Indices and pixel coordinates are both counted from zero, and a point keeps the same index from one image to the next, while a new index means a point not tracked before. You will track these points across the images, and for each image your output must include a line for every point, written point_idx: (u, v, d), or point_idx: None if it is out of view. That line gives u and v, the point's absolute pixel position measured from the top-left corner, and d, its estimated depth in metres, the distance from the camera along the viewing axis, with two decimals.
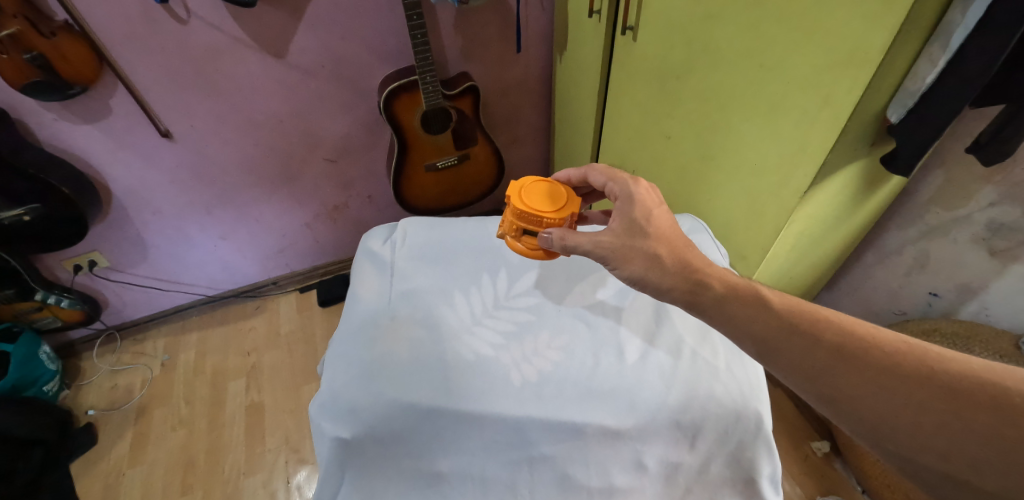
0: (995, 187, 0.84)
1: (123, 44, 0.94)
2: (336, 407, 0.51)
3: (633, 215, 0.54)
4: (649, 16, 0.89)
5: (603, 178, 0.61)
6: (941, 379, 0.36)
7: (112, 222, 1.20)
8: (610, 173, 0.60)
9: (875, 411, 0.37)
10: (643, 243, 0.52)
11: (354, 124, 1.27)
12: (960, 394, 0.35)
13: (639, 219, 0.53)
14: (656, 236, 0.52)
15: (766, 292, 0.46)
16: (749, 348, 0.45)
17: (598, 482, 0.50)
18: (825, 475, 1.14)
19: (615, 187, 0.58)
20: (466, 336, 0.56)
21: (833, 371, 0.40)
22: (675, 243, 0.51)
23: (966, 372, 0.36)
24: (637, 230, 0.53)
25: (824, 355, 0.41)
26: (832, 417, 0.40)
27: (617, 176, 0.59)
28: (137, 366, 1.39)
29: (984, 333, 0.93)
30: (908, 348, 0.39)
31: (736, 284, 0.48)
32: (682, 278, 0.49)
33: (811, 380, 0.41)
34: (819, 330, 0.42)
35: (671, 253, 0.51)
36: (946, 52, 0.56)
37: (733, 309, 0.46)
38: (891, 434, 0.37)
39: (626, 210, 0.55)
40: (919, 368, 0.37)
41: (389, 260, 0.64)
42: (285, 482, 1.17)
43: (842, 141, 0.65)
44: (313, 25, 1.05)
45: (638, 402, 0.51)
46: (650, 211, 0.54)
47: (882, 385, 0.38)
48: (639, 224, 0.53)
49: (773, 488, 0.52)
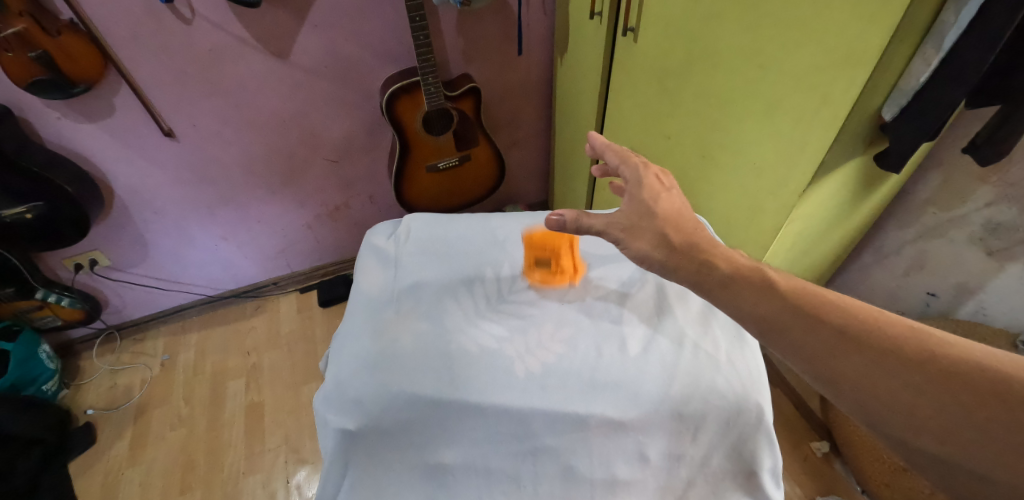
0: (991, 187, 0.86)
1: (127, 43, 0.95)
2: (340, 399, 0.51)
3: (643, 199, 0.55)
4: (650, 18, 0.90)
5: (615, 158, 0.61)
6: (946, 363, 0.35)
7: (114, 221, 1.20)
8: (623, 156, 0.60)
9: (875, 394, 0.36)
10: (653, 226, 0.53)
11: (356, 125, 1.28)
12: (966, 380, 0.34)
13: (648, 201, 0.54)
14: (665, 218, 0.53)
15: (772, 273, 0.45)
16: (751, 330, 0.44)
17: (600, 473, 0.50)
18: (824, 475, 1.15)
19: (627, 170, 0.59)
20: (470, 329, 0.57)
21: (833, 354, 0.39)
22: (683, 226, 0.52)
23: (972, 357, 0.34)
24: (648, 213, 0.54)
25: (825, 337, 0.39)
26: (832, 400, 0.39)
27: (629, 159, 0.59)
28: (137, 365, 1.39)
29: (982, 332, 0.94)
30: (915, 333, 0.37)
31: (741, 265, 0.47)
32: (687, 257, 0.50)
33: (813, 362, 0.40)
34: (822, 312, 0.41)
35: (678, 233, 0.51)
36: (940, 51, 0.57)
37: (735, 291, 0.46)
38: (890, 421, 0.36)
39: (635, 192, 0.55)
40: (924, 353, 0.36)
41: (393, 255, 0.65)
42: (285, 482, 1.17)
43: (839, 140, 0.66)
44: (316, 25, 1.06)
45: (640, 394, 0.51)
46: (659, 195, 0.54)
47: (883, 369, 0.36)
48: (648, 208, 0.54)
49: (774, 481, 0.53)
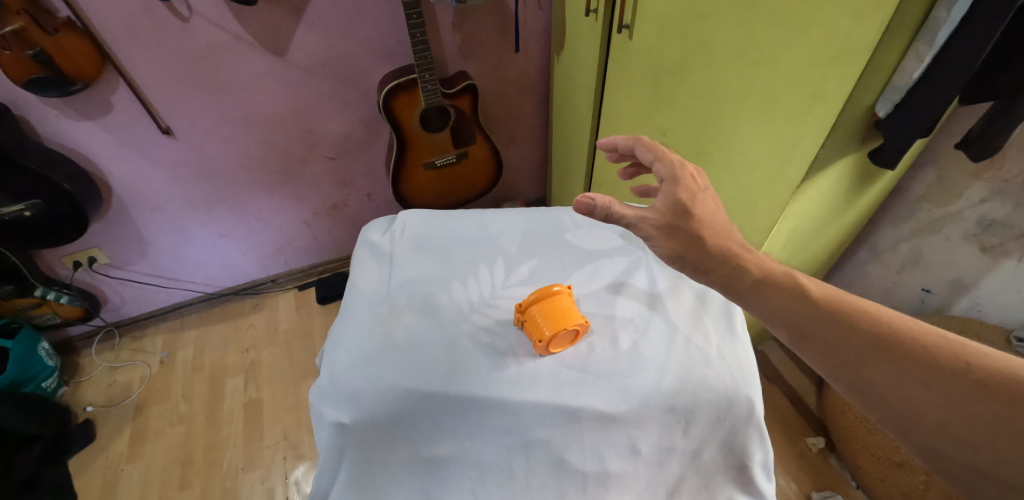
0: (986, 183, 0.86)
1: (124, 41, 0.95)
2: (335, 393, 0.52)
3: (678, 198, 0.52)
4: (645, 14, 0.90)
5: (650, 155, 0.57)
6: (980, 374, 0.35)
7: (112, 219, 1.21)
8: (658, 152, 0.56)
9: (905, 401, 0.37)
10: (687, 225, 0.51)
11: (353, 122, 1.28)
12: (1001, 392, 0.34)
13: (684, 201, 0.52)
14: (699, 219, 0.51)
15: (804, 280, 0.46)
16: (783, 335, 0.45)
17: (593, 467, 0.50)
18: (819, 471, 1.15)
19: (662, 168, 0.55)
20: (462, 324, 0.57)
21: (865, 361, 0.40)
22: (717, 227, 0.51)
23: (1009, 369, 0.35)
24: (683, 213, 0.52)
25: (859, 345, 0.40)
26: (862, 406, 0.41)
27: (665, 156, 0.56)
28: (136, 363, 1.40)
29: (976, 328, 0.94)
30: (949, 343, 0.38)
31: (772, 271, 0.48)
32: (721, 259, 0.49)
33: (844, 368, 0.41)
34: (854, 319, 0.42)
35: (711, 235, 0.51)
36: (933, 48, 0.57)
37: (766, 296, 0.46)
38: (920, 427, 0.37)
39: (671, 191, 0.53)
40: (958, 364, 0.36)
41: (389, 250, 0.65)
42: (283, 478, 1.17)
43: (833, 137, 0.67)
44: (312, 23, 1.06)
45: (631, 387, 0.52)
46: (695, 196, 0.53)
47: (915, 377, 0.37)
48: (684, 208, 0.52)
49: (766, 474, 0.53)
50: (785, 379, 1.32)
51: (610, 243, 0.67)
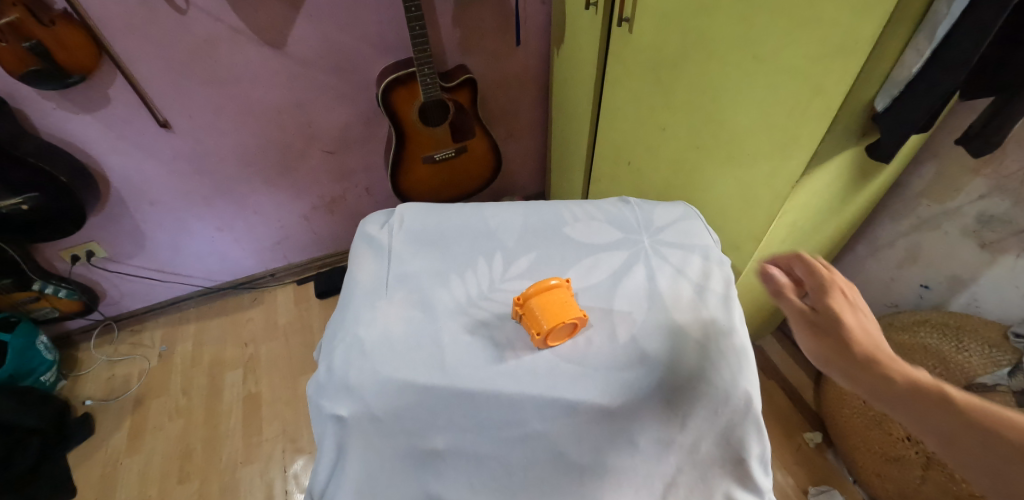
0: (985, 179, 0.86)
1: (121, 33, 0.94)
2: (333, 386, 0.53)
3: (832, 326, 0.46)
4: (646, 8, 0.90)
5: (803, 272, 0.52)
6: None
7: (110, 212, 1.21)
8: (811, 273, 0.51)
9: None
10: (839, 356, 0.45)
11: (351, 116, 1.27)
12: None
13: (841, 332, 0.46)
14: (859, 351, 0.44)
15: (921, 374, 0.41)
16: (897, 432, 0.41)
17: (589, 460, 0.50)
18: (816, 465, 1.16)
19: (814, 292, 0.50)
20: (460, 317, 0.57)
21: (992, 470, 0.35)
22: (878, 359, 0.44)
23: None
24: (840, 345, 0.45)
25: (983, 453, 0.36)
26: None
27: (819, 276, 0.50)
28: (135, 357, 1.40)
29: (974, 324, 0.91)
30: None
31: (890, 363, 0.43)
32: (850, 362, 0.44)
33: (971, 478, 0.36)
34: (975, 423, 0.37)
35: (865, 361, 0.44)
36: (933, 41, 0.57)
37: (874, 385, 0.42)
38: None
39: (821, 321, 0.47)
40: None
41: (387, 243, 0.65)
42: (282, 471, 1.18)
43: (833, 131, 0.66)
44: (310, 16, 1.06)
45: (630, 381, 0.52)
46: (853, 325, 0.46)
47: None
48: (838, 338, 0.46)
49: (763, 468, 0.53)
50: (782, 374, 1.33)
51: (608, 237, 0.67)
